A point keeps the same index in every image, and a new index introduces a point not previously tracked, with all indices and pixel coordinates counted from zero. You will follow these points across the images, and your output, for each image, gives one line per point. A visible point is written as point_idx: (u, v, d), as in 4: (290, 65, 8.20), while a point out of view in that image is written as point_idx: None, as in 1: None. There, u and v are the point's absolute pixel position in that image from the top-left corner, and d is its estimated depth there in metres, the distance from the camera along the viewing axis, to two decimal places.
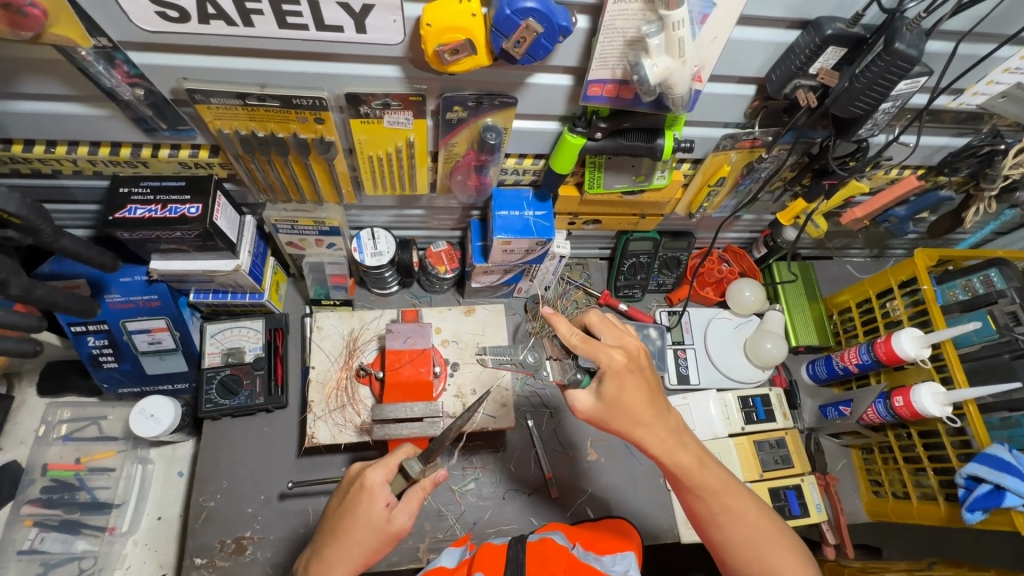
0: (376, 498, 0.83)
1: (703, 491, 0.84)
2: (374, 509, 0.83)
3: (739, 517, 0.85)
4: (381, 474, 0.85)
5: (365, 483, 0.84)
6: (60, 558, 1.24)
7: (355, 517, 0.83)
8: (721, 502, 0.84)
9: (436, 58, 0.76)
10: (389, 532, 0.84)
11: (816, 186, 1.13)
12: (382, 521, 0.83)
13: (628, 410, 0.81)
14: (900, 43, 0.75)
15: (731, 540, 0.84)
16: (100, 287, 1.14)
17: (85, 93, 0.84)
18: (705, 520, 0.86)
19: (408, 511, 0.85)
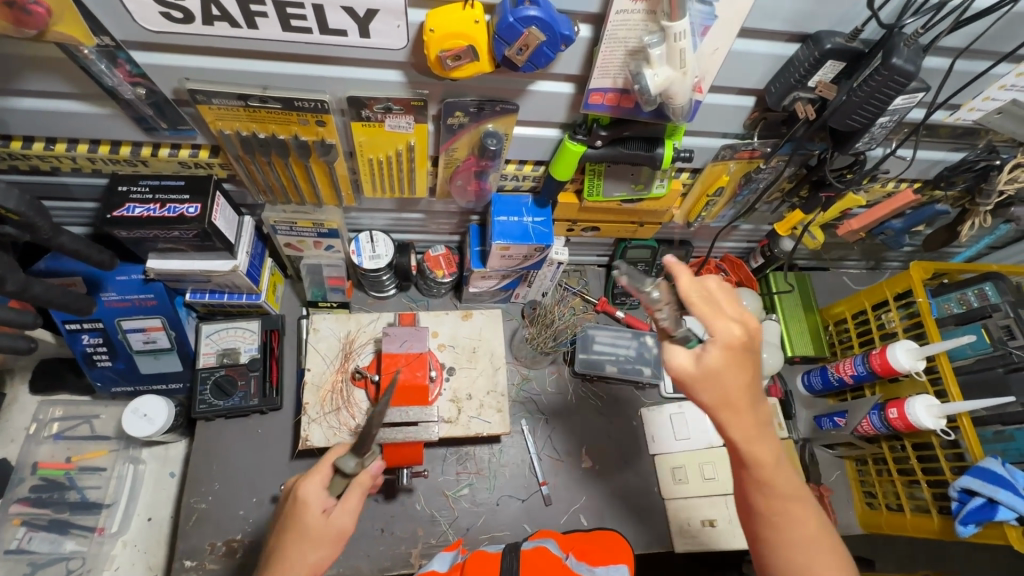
0: (309, 505, 0.85)
1: (763, 492, 0.79)
2: (311, 517, 0.85)
3: (801, 519, 0.79)
4: (315, 483, 0.87)
5: (303, 494, 0.86)
6: (49, 558, 1.22)
7: (299, 528, 0.85)
8: (781, 504, 0.79)
9: (438, 64, 0.76)
10: (333, 534, 0.85)
11: (814, 198, 1.13)
12: (323, 526, 0.85)
13: (723, 385, 0.75)
14: (898, 58, 0.76)
15: (792, 542, 0.79)
16: (96, 286, 1.13)
17: (87, 92, 0.84)
18: (770, 514, 0.79)
19: (350, 511, 0.87)
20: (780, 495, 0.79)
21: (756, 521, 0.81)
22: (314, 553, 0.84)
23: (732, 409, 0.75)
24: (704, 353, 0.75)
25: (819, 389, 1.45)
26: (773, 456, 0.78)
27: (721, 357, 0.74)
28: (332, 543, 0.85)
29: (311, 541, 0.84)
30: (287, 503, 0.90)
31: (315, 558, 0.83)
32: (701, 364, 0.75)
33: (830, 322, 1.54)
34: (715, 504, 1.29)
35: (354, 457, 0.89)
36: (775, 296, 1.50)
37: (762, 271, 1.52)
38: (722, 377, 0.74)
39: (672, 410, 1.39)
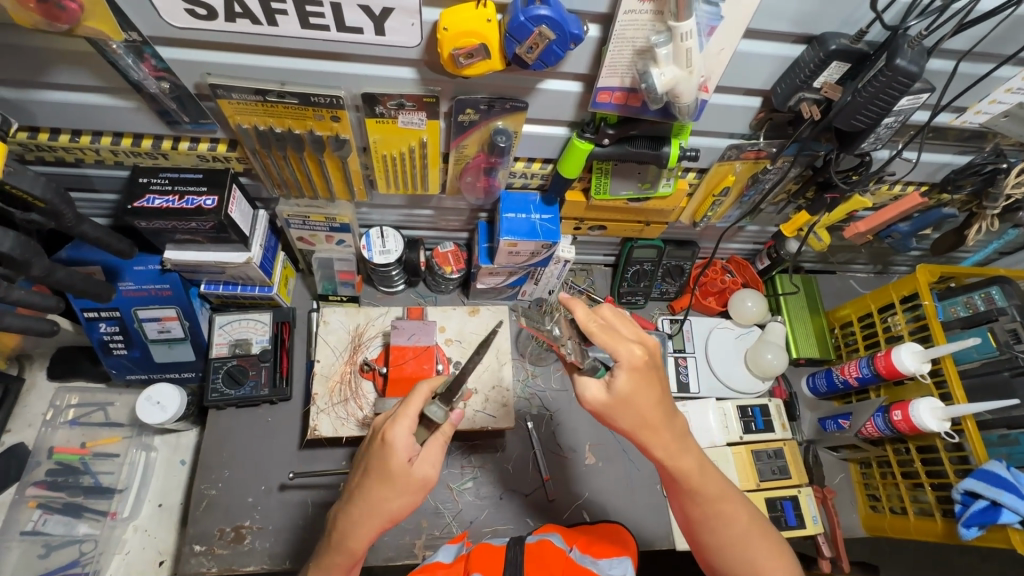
0: (398, 452, 0.79)
1: (694, 500, 0.87)
2: (397, 463, 0.79)
3: (733, 516, 0.88)
4: (405, 427, 0.80)
5: (391, 438, 0.79)
6: (63, 541, 1.25)
7: (387, 472, 0.79)
8: (713, 506, 0.87)
9: (451, 61, 0.78)
10: (418, 482, 0.81)
11: (820, 199, 1.14)
12: (410, 474, 0.80)
13: (635, 409, 0.81)
14: (901, 60, 0.77)
15: (730, 539, 0.88)
16: (115, 275, 1.17)
17: (113, 85, 0.88)
18: (705, 518, 0.88)
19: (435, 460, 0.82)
20: (707, 501, 0.87)
21: (697, 527, 0.90)
22: (399, 499, 0.80)
23: (647, 429, 0.82)
24: (611, 381, 0.80)
25: (824, 391, 1.46)
26: (694, 463, 0.86)
27: (629, 382, 0.79)
28: (418, 491, 0.81)
29: (397, 488, 0.80)
30: (371, 438, 0.84)
31: (399, 504, 0.81)
32: (610, 394, 0.81)
33: (836, 325, 1.54)
34: None
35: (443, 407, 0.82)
36: (781, 297, 1.50)
37: (768, 273, 1.52)
38: (632, 402, 0.80)
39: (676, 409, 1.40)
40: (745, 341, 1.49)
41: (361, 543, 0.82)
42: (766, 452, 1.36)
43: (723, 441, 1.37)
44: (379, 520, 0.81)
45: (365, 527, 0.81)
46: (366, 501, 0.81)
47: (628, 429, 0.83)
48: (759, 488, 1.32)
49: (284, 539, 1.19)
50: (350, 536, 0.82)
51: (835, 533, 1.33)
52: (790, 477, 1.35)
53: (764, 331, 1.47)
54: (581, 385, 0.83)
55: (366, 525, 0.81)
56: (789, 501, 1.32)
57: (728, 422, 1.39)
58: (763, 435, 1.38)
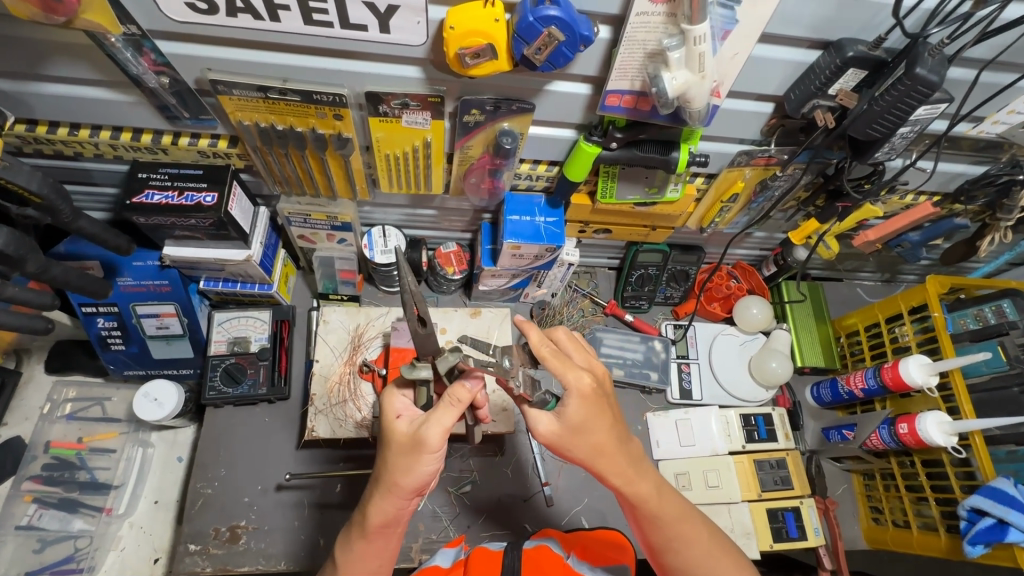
0: (387, 413, 0.83)
1: (653, 524, 0.87)
2: (386, 424, 0.82)
3: (692, 538, 0.88)
4: (393, 394, 0.85)
5: (383, 403, 0.85)
6: (57, 536, 1.24)
7: (383, 435, 0.83)
8: (671, 530, 0.87)
9: (457, 61, 0.76)
10: (410, 441, 0.79)
11: (830, 208, 1.12)
12: (398, 431, 0.80)
13: (588, 436, 0.81)
14: (922, 68, 0.75)
15: (693, 561, 0.88)
16: (113, 270, 1.15)
17: (113, 79, 0.86)
18: (664, 542, 0.88)
19: (433, 420, 0.78)
20: (666, 524, 0.87)
21: (660, 550, 0.90)
22: (394, 459, 0.80)
23: (603, 455, 0.82)
24: (560, 408, 0.80)
25: (828, 401, 1.44)
26: (650, 486, 0.85)
27: (577, 411, 0.79)
28: (413, 453, 0.78)
29: (391, 448, 0.80)
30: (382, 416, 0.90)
31: (397, 466, 0.79)
32: (559, 422, 0.81)
33: (842, 333, 1.52)
34: (717, 513, 1.29)
35: (416, 366, 0.82)
36: (787, 305, 1.48)
37: (775, 279, 1.49)
38: (583, 430, 0.80)
39: (677, 416, 1.39)
40: (749, 348, 1.48)
41: (379, 514, 0.81)
42: (769, 461, 1.34)
43: (725, 449, 1.35)
44: (384, 485, 0.80)
45: (380, 495, 0.81)
46: (377, 467, 0.83)
47: (583, 458, 0.82)
48: (760, 498, 1.31)
49: (279, 539, 1.18)
50: (370, 509, 0.82)
51: (836, 545, 1.30)
52: (793, 487, 1.33)
53: (768, 338, 1.46)
54: (533, 418, 0.83)
55: (375, 489, 0.82)
56: (791, 512, 1.30)
57: (731, 430, 1.37)
58: (765, 445, 1.36)
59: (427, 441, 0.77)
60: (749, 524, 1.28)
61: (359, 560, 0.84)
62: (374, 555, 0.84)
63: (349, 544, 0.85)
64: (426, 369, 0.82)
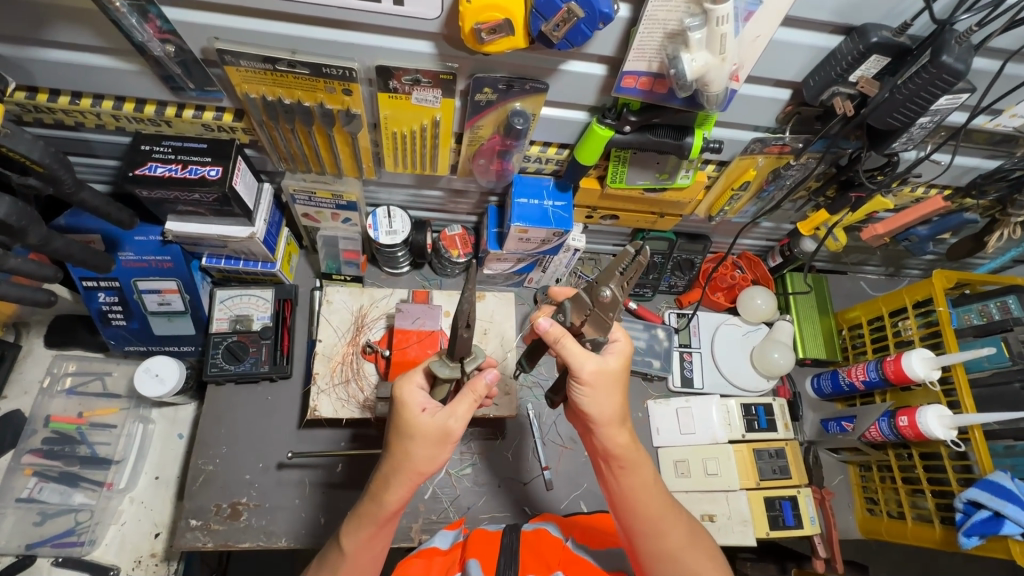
0: (408, 406, 0.80)
1: (638, 500, 0.88)
2: (410, 417, 0.79)
3: (673, 521, 0.89)
4: (411, 384, 0.82)
5: (400, 393, 0.81)
6: (58, 509, 1.25)
7: (402, 426, 0.80)
8: (656, 507, 0.88)
9: (472, 36, 0.74)
10: (437, 434, 0.80)
11: (842, 198, 1.12)
12: (426, 425, 0.79)
13: (617, 391, 0.85)
14: (947, 56, 0.74)
15: (674, 547, 0.88)
16: (115, 244, 1.14)
17: (116, 47, 0.84)
18: (648, 523, 0.88)
19: (459, 413, 0.80)
20: (649, 503, 0.88)
21: (640, 534, 0.89)
22: (416, 449, 0.80)
23: (613, 420, 0.86)
24: (610, 353, 0.85)
25: (828, 393, 1.44)
26: (641, 458, 0.89)
27: (622, 362, 0.85)
28: (438, 444, 0.80)
29: (416, 439, 0.79)
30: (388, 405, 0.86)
31: (420, 456, 0.80)
32: (607, 365, 0.83)
33: (844, 326, 1.52)
34: (715, 500, 1.30)
35: (449, 362, 0.84)
36: (791, 296, 1.48)
37: (780, 270, 1.49)
38: (614, 384, 0.85)
39: (678, 403, 1.39)
40: (752, 338, 1.47)
41: (396, 501, 0.82)
42: (768, 451, 1.35)
43: (725, 438, 1.35)
44: (405, 471, 0.80)
45: (397, 481, 0.81)
46: (393, 456, 0.81)
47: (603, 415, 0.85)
48: (758, 487, 1.32)
49: (280, 517, 1.18)
50: (380, 494, 0.82)
51: (832, 535, 1.33)
52: (791, 477, 1.34)
53: (771, 329, 1.46)
54: (580, 356, 0.82)
55: (392, 476, 0.81)
56: (788, 502, 1.31)
57: (731, 419, 1.37)
58: (765, 435, 1.36)
59: (454, 433, 0.81)
60: (746, 513, 1.28)
61: (363, 549, 0.84)
62: (378, 542, 0.85)
63: (353, 532, 0.84)
64: (454, 367, 0.84)
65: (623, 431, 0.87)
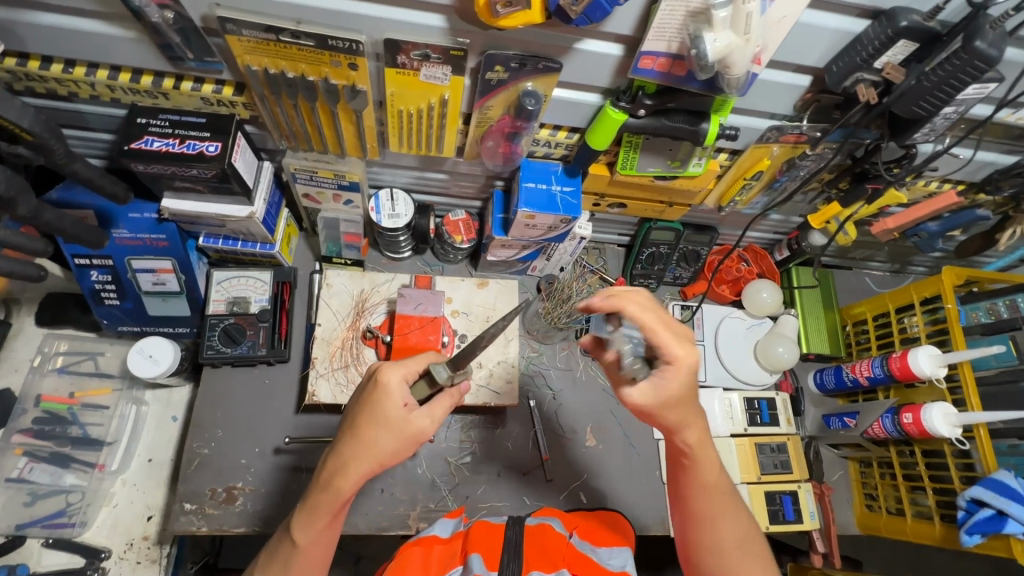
0: (391, 397, 0.79)
1: (701, 494, 0.87)
2: (391, 408, 0.79)
3: (729, 521, 0.87)
4: (400, 374, 0.81)
5: (386, 383, 0.80)
6: (49, 490, 1.22)
7: (380, 415, 0.79)
8: (717, 504, 0.87)
9: (486, 9, 0.71)
10: (407, 430, 0.80)
11: (858, 189, 1.08)
12: (403, 420, 0.79)
13: (680, 405, 0.79)
14: (980, 42, 0.72)
15: (723, 546, 0.86)
16: (108, 221, 1.10)
17: (111, 11, 0.80)
18: (704, 517, 0.87)
19: (431, 415, 0.82)
20: (711, 499, 0.87)
21: (694, 526, 0.88)
22: (379, 437, 0.79)
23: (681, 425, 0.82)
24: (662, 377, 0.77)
25: (831, 388, 1.44)
26: (709, 458, 0.86)
27: (674, 382, 0.76)
28: (403, 439, 0.80)
29: (387, 429, 0.79)
30: (364, 386, 0.85)
31: (385, 446, 0.79)
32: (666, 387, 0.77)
33: (849, 322, 1.51)
34: None
35: (448, 368, 0.81)
36: (796, 290, 1.47)
37: (786, 264, 1.47)
38: (681, 402, 0.79)
39: None
40: (756, 332, 1.46)
41: (348, 488, 0.80)
42: (769, 445, 1.34)
43: (726, 432, 1.34)
44: (364, 460, 0.79)
45: (353, 467, 0.79)
46: (360, 442, 0.79)
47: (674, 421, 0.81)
48: (759, 481, 1.31)
49: (276, 503, 1.16)
50: (335, 477, 0.80)
51: (830, 529, 1.33)
52: (792, 471, 1.33)
53: (776, 323, 1.44)
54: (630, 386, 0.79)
55: (351, 462, 0.79)
56: (788, 496, 1.31)
57: (733, 413, 1.36)
58: (768, 429, 1.36)
59: (426, 435, 0.82)
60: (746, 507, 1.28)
61: (317, 542, 0.83)
62: (330, 534, 0.84)
63: (306, 526, 0.82)
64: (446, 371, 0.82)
65: (693, 434, 0.83)
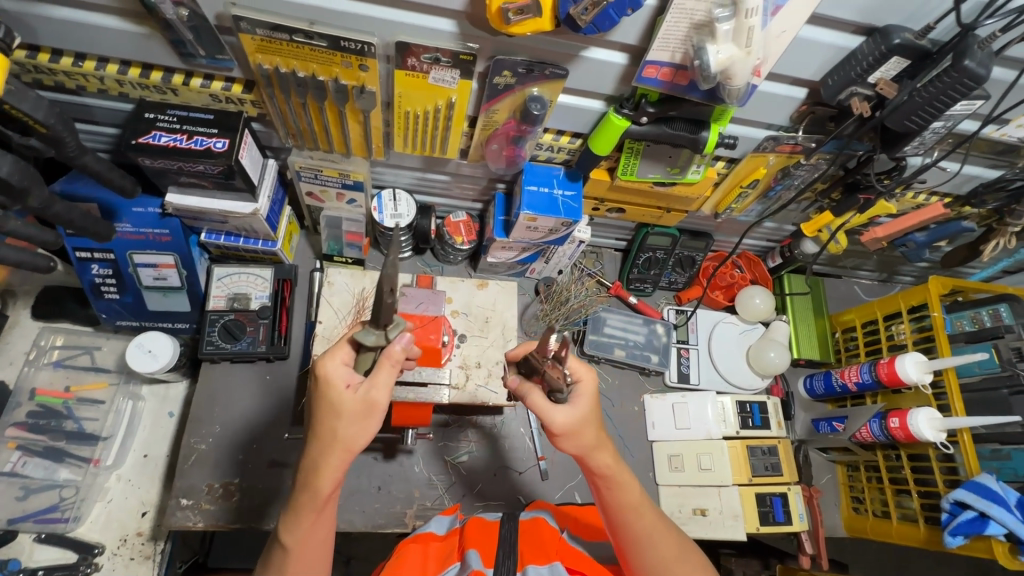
0: (333, 382, 0.79)
1: (627, 516, 0.89)
2: (334, 392, 0.79)
3: (662, 535, 0.89)
4: (336, 359, 0.81)
5: (325, 371, 0.80)
6: (42, 484, 1.21)
7: (327, 402, 0.79)
8: (644, 522, 0.89)
9: (498, 16, 0.73)
10: (359, 406, 0.78)
11: (850, 199, 1.12)
12: (352, 400, 0.78)
13: (588, 429, 0.85)
14: (969, 61, 0.75)
15: (663, 560, 0.88)
16: (111, 215, 1.10)
17: (127, 7, 0.81)
18: (638, 536, 0.89)
19: (375, 381, 0.78)
20: (637, 518, 0.89)
21: (632, 547, 0.89)
22: (334, 424, 0.78)
23: (593, 445, 0.86)
24: (576, 401, 0.85)
25: (821, 393, 1.47)
26: (623, 477, 0.89)
27: (592, 399, 0.86)
28: (360, 417, 0.78)
29: (342, 417, 0.78)
30: (315, 385, 0.85)
31: (343, 430, 0.78)
32: (575, 412, 0.84)
33: (838, 329, 1.55)
34: (708, 494, 1.32)
35: (373, 330, 0.80)
36: (788, 297, 1.50)
37: (779, 271, 1.51)
38: (592, 420, 0.86)
39: (674, 398, 1.40)
40: (749, 337, 1.49)
41: (324, 481, 0.79)
42: (761, 448, 1.37)
43: (719, 434, 1.36)
44: (329, 451, 0.79)
45: (322, 460, 0.78)
46: (320, 436, 0.79)
47: (581, 449, 0.86)
48: (750, 482, 1.34)
49: (274, 499, 1.17)
50: (310, 474, 0.79)
51: (818, 530, 1.35)
52: (782, 474, 1.36)
53: (768, 328, 1.47)
54: (548, 409, 0.84)
55: (316, 455, 0.79)
56: (779, 498, 1.33)
57: (726, 416, 1.38)
58: (759, 432, 1.38)
59: (381, 404, 0.79)
60: (738, 508, 1.30)
61: (308, 538, 0.81)
62: (320, 527, 0.82)
63: (293, 525, 0.81)
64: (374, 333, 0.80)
65: (603, 455, 0.87)
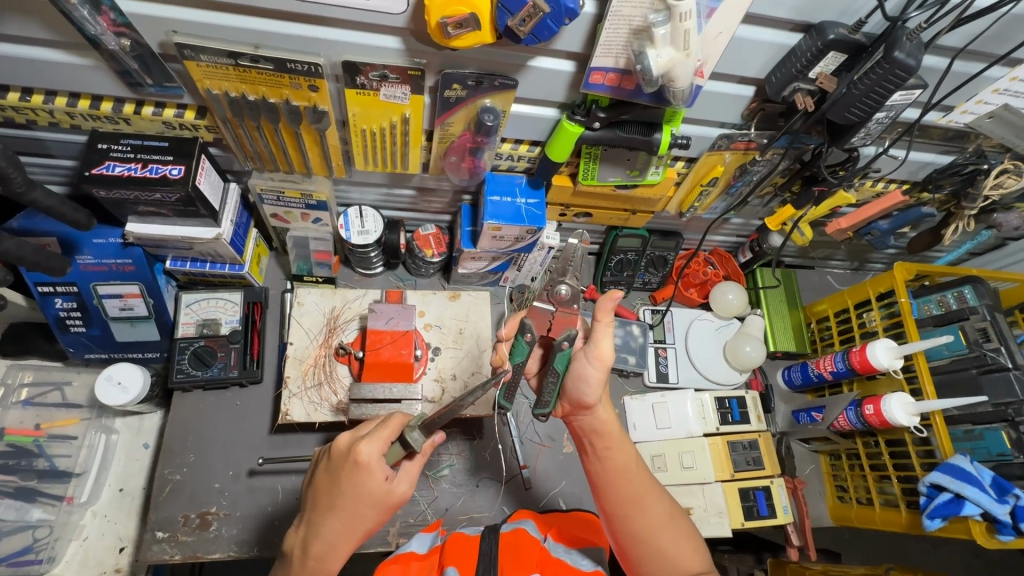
0: (373, 473, 0.80)
1: (623, 477, 0.91)
2: (373, 483, 0.80)
3: (654, 501, 0.91)
4: (377, 448, 0.81)
5: (363, 459, 0.80)
6: (13, 527, 1.17)
7: (360, 490, 0.80)
8: (638, 485, 0.91)
9: (439, 31, 0.74)
10: (389, 501, 0.82)
11: (806, 192, 1.15)
12: (384, 493, 0.81)
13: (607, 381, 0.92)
14: (900, 52, 0.78)
15: (654, 523, 0.89)
16: (72, 247, 1.09)
17: (69, 40, 0.81)
18: (630, 498, 0.91)
19: (408, 480, 0.84)
20: (632, 481, 0.91)
21: (622, 511, 0.91)
22: (364, 514, 0.81)
23: (602, 398, 0.93)
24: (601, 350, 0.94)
25: (799, 384, 1.48)
26: (623, 440, 0.94)
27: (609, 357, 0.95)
28: (385, 509, 0.83)
29: (368, 504, 0.81)
30: (336, 460, 0.83)
31: (368, 521, 0.82)
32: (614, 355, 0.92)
33: (813, 320, 1.56)
34: (693, 493, 1.31)
35: (423, 436, 0.81)
36: (761, 290, 1.51)
37: (750, 266, 1.52)
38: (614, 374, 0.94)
39: (654, 399, 1.40)
40: (725, 333, 1.50)
41: (337, 564, 0.83)
42: (741, 443, 1.37)
43: (700, 431, 1.37)
44: (349, 537, 0.82)
45: (340, 547, 0.82)
46: (343, 521, 0.81)
47: (590, 400, 0.92)
48: (733, 478, 1.34)
49: (251, 525, 1.15)
50: (323, 558, 0.82)
51: (804, 522, 1.35)
52: (764, 467, 1.36)
53: (743, 323, 1.48)
54: (602, 340, 0.90)
55: (338, 540, 0.81)
56: (762, 492, 1.34)
57: (705, 413, 1.39)
58: (739, 427, 1.39)
59: (401, 497, 0.84)
60: (721, 504, 1.30)
61: None
62: None
63: None
64: (416, 435, 0.81)
65: (606, 410, 0.94)
